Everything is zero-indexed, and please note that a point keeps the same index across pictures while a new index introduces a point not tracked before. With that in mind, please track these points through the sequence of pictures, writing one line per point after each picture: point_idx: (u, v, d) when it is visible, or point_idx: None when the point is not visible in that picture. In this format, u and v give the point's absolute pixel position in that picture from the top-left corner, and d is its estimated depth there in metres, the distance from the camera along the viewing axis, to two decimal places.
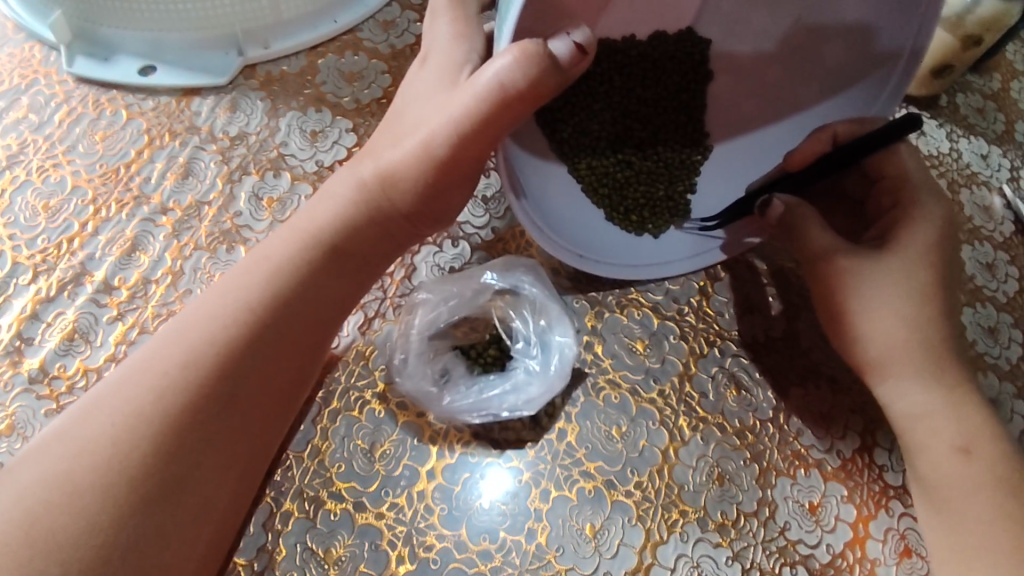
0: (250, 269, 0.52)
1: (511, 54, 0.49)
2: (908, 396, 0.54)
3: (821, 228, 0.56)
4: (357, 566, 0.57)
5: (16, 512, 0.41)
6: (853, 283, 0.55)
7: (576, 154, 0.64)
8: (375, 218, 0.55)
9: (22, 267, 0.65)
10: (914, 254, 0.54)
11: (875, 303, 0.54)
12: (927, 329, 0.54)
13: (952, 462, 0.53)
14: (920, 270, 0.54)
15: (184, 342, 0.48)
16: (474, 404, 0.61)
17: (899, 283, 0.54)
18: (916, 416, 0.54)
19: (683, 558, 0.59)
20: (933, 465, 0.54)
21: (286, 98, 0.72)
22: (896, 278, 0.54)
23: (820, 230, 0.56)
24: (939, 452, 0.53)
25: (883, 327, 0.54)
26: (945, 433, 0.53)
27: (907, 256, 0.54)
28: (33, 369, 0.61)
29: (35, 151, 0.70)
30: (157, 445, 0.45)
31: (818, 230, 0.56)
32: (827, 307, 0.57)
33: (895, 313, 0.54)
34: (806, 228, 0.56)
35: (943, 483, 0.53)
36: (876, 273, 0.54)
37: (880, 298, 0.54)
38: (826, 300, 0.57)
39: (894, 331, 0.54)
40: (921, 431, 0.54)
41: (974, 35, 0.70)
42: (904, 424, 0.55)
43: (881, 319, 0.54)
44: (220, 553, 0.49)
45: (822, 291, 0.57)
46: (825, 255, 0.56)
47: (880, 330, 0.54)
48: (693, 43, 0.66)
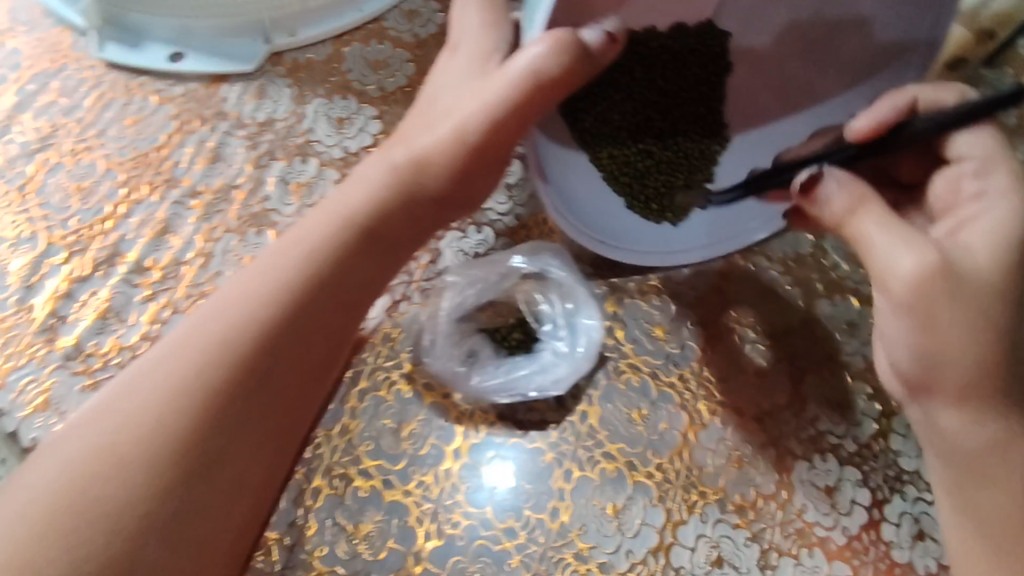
0: (285, 249, 0.53)
1: (545, 43, 0.52)
2: (979, 426, 0.47)
3: (889, 221, 0.48)
4: (385, 541, 0.59)
5: (62, 482, 0.43)
6: (944, 287, 0.46)
7: (597, 144, 0.64)
8: (407, 201, 0.57)
9: (55, 248, 0.67)
10: (1001, 254, 0.47)
11: (957, 315, 0.45)
12: (1004, 346, 0.46)
13: (1018, 495, 0.47)
14: (1005, 276, 0.46)
15: (225, 320, 0.50)
16: (502, 384, 0.63)
17: (985, 291, 0.46)
18: (988, 447, 0.47)
19: (703, 538, 0.61)
20: (997, 501, 0.47)
21: (313, 86, 0.73)
22: (981, 286, 0.46)
23: (888, 223, 0.48)
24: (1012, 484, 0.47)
25: (963, 345, 0.46)
26: (1021, 468, 0.46)
27: (989, 258, 0.47)
28: (68, 346, 0.63)
29: (66, 135, 0.71)
30: (198, 418, 0.46)
31: (887, 222, 0.48)
32: (914, 313, 0.46)
33: (977, 326, 0.45)
34: (874, 220, 0.48)
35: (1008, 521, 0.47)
36: (961, 277, 0.46)
37: (964, 308, 0.45)
38: (909, 307, 0.47)
39: (974, 347, 0.45)
40: (988, 464, 0.47)
41: (989, 30, 0.73)
42: (960, 457, 0.48)
43: (967, 331, 0.45)
44: (255, 529, 0.50)
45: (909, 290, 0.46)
46: (904, 255, 0.46)
47: (957, 347, 0.46)
48: (713, 35, 0.66)
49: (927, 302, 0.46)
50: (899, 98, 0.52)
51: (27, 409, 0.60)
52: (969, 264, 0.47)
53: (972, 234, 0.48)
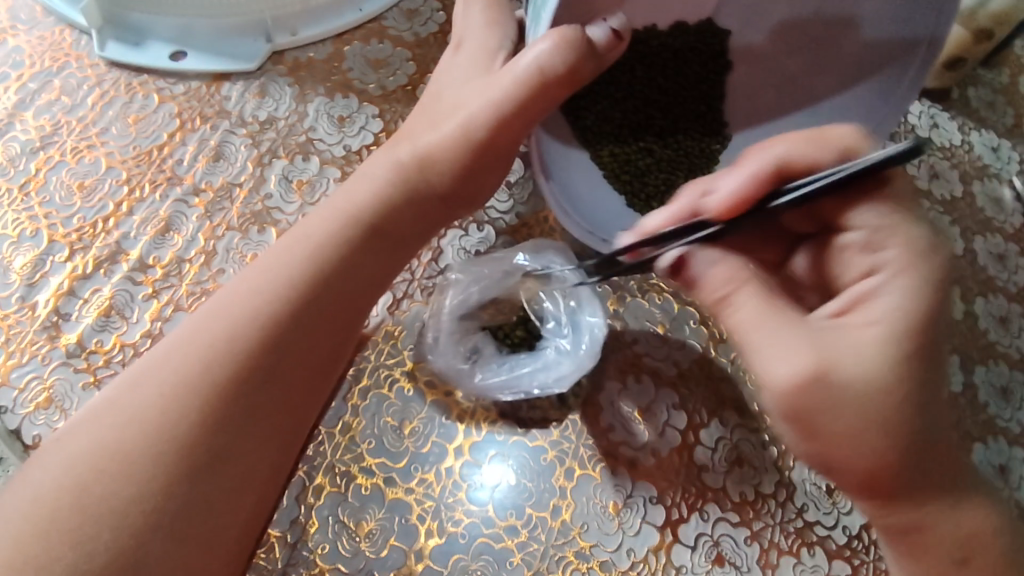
0: (290, 246, 0.53)
1: (550, 40, 0.52)
2: (890, 512, 0.44)
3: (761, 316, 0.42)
4: (387, 539, 0.59)
5: (68, 479, 0.43)
6: (816, 396, 0.40)
7: (599, 142, 0.65)
8: (411, 198, 0.57)
9: (58, 246, 0.67)
10: (893, 346, 0.41)
11: (850, 427, 0.40)
12: (913, 443, 0.41)
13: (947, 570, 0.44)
14: (898, 373, 0.40)
15: (230, 316, 0.50)
16: (505, 381, 0.63)
17: (867, 394, 0.40)
18: (902, 529, 0.44)
19: (704, 537, 0.61)
20: (920, 573, 0.45)
21: (314, 84, 0.74)
22: (862, 389, 0.40)
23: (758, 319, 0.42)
24: (937, 564, 0.44)
25: (860, 450, 0.41)
26: (946, 544, 0.43)
27: (875, 356, 0.40)
28: (71, 343, 0.63)
29: (68, 132, 0.71)
30: (203, 415, 0.46)
31: (762, 322, 0.42)
32: (795, 421, 0.42)
33: (872, 438, 0.40)
34: (751, 321, 0.42)
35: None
36: (838, 387, 0.40)
37: (856, 417, 0.40)
38: (793, 415, 0.42)
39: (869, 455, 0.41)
40: (906, 541, 0.44)
41: (987, 29, 0.71)
42: (887, 529, 0.45)
43: (860, 443, 0.41)
44: (258, 527, 0.50)
45: (788, 402, 0.41)
46: (782, 363, 0.41)
47: (850, 457, 0.41)
48: (713, 34, 0.68)
49: (811, 411, 0.41)
50: (761, 160, 0.42)
51: (29, 406, 0.60)
52: (849, 366, 0.40)
53: (863, 327, 0.41)
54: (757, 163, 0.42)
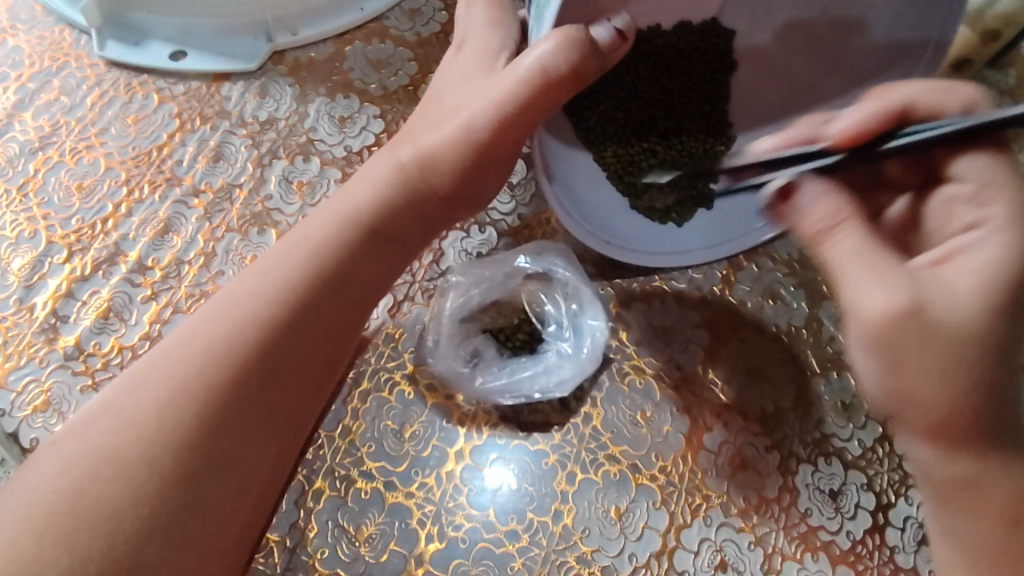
0: (289, 248, 0.53)
1: (553, 40, 0.51)
2: (948, 461, 0.41)
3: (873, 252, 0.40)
4: (387, 544, 0.58)
5: (62, 484, 0.42)
6: (912, 330, 0.39)
7: (602, 142, 0.64)
8: (411, 200, 0.56)
9: (56, 247, 0.66)
10: (993, 294, 0.40)
11: (931, 360, 0.39)
12: (982, 391, 0.39)
13: (999, 532, 0.41)
14: (994, 320, 0.39)
15: (228, 319, 0.49)
16: (506, 385, 0.62)
17: (959, 334, 0.39)
18: (961, 483, 0.41)
19: (707, 542, 0.60)
20: (972, 534, 0.42)
21: (315, 84, 0.73)
22: (954, 329, 0.39)
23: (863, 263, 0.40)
24: (986, 522, 0.41)
25: (931, 386, 0.39)
26: (997, 510, 0.40)
27: (968, 300, 0.40)
28: (69, 346, 0.62)
29: (67, 133, 0.71)
30: (200, 419, 0.46)
31: (867, 256, 0.40)
32: (880, 352, 0.40)
33: (960, 378, 0.39)
34: (851, 253, 0.40)
35: (979, 554, 0.41)
36: (933, 322, 0.39)
37: (938, 353, 0.39)
38: (870, 344, 0.40)
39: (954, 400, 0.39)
40: (957, 496, 0.41)
41: (993, 30, 0.70)
42: (933, 479, 0.42)
43: (940, 381, 0.39)
44: (256, 532, 0.50)
45: (870, 332, 0.40)
46: (879, 295, 0.39)
47: (929, 392, 0.40)
48: (717, 34, 0.67)
49: (898, 344, 0.39)
50: (886, 103, 0.44)
51: (26, 409, 0.60)
52: (947, 306, 0.40)
53: (958, 276, 0.41)
54: (888, 105, 0.44)
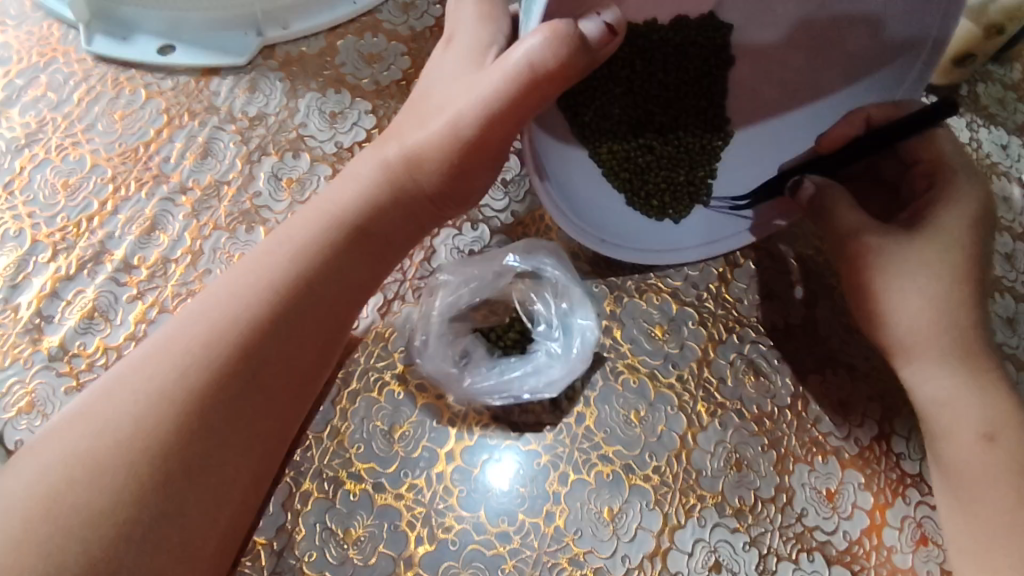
0: (273, 249, 0.52)
1: (542, 35, 0.50)
2: (927, 378, 0.54)
3: (845, 211, 0.56)
4: (376, 547, 0.58)
5: (39, 489, 0.42)
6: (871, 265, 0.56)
7: (597, 138, 0.62)
8: (399, 198, 0.55)
9: (42, 246, 0.65)
10: (941, 234, 0.55)
11: (886, 284, 0.55)
12: (955, 316, 0.54)
13: (975, 450, 0.52)
14: (945, 254, 0.54)
15: (208, 322, 0.48)
16: (495, 386, 0.61)
17: (920, 263, 0.54)
18: (937, 400, 0.54)
19: (700, 543, 0.59)
20: (950, 446, 0.54)
21: (305, 79, 0.72)
22: (909, 260, 0.54)
23: (841, 213, 0.56)
24: (961, 434, 0.53)
25: (906, 311, 0.55)
26: (968, 421, 0.53)
27: (923, 242, 0.55)
28: (53, 347, 0.62)
29: (53, 130, 0.70)
30: (178, 423, 0.45)
31: (854, 210, 0.56)
32: (856, 284, 0.57)
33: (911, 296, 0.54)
34: (835, 208, 0.56)
35: (954, 463, 0.53)
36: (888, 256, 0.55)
37: (908, 278, 0.54)
38: (855, 279, 0.57)
39: (910, 316, 0.54)
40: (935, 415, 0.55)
41: (998, 24, 0.69)
42: (922, 406, 0.55)
43: (906, 302, 0.54)
44: (240, 535, 0.49)
45: (850, 268, 0.57)
46: (858, 240, 0.56)
47: (901, 314, 0.55)
48: (715, 28, 0.63)
49: (869, 274, 0.56)
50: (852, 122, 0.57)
51: (10, 411, 0.59)
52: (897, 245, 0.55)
53: (920, 225, 0.55)
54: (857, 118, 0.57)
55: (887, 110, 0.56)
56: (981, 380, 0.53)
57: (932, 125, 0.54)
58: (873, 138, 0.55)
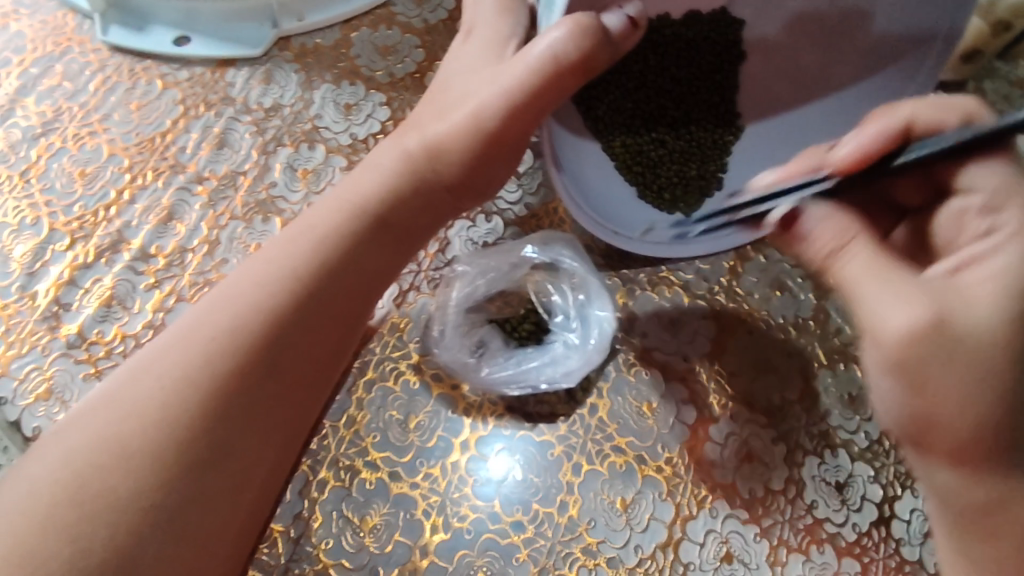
0: (295, 237, 0.52)
1: (565, 27, 0.51)
2: (960, 480, 0.43)
3: (876, 276, 0.43)
4: (392, 535, 0.58)
5: (65, 473, 0.42)
6: (927, 345, 0.40)
7: (611, 131, 0.63)
8: (418, 189, 0.56)
9: (59, 234, 0.66)
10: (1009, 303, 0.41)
11: (940, 369, 0.40)
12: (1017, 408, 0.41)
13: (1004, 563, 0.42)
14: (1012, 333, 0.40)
15: (231, 309, 0.49)
16: (512, 376, 0.62)
17: (978, 344, 0.40)
18: (985, 507, 0.42)
19: (712, 534, 0.60)
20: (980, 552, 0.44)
21: (320, 71, 0.72)
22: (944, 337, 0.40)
23: (873, 279, 0.43)
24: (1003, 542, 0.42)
25: (948, 403, 0.41)
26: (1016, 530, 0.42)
27: (915, 314, 0.41)
28: (71, 334, 0.62)
29: (69, 119, 0.70)
30: (203, 410, 0.45)
31: (886, 266, 0.43)
32: (905, 373, 0.41)
33: (967, 386, 0.40)
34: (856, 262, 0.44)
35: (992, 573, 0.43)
36: (956, 333, 0.40)
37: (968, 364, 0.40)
38: (874, 361, 0.43)
39: (970, 409, 0.40)
40: (982, 522, 0.43)
41: (1007, 21, 0.69)
42: (954, 505, 0.44)
43: (963, 397, 0.40)
44: (260, 521, 0.50)
45: (880, 349, 0.42)
46: (897, 310, 0.41)
47: (952, 411, 0.41)
48: (727, 24, 0.64)
49: (917, 363, 0.41)
50: (886, 123, 0.45)
51: (29, 398, 0.60)
52: (969, 315, 0.41)
53: (976, 292, 0.42)
54: (888, 124, 0.45)
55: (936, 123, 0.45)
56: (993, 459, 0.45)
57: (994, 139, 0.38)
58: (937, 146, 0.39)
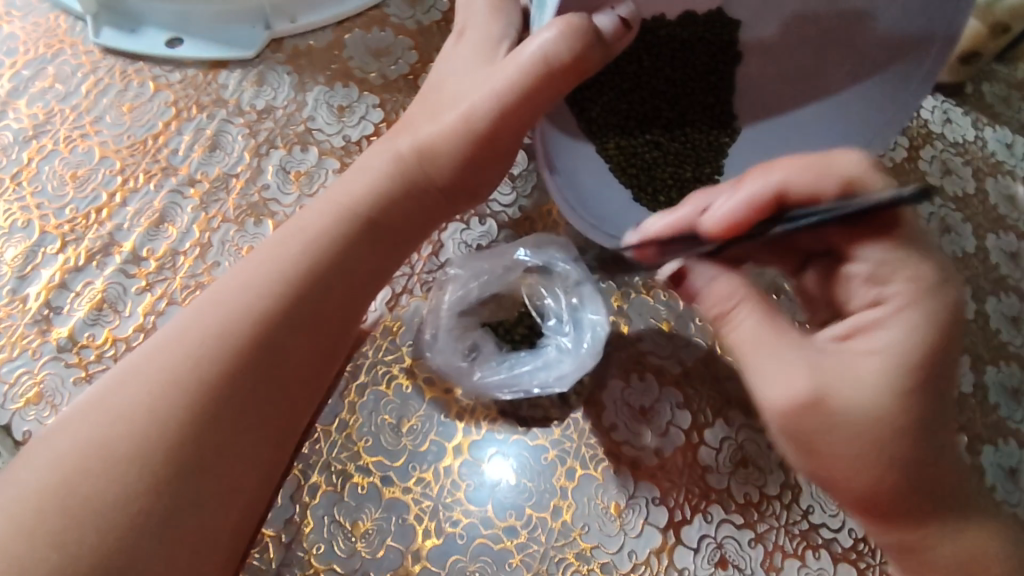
0: (286, 240, 0.52)
1: (556, 28, 0.51)
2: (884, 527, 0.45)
3: (763, 342, 0.43)
4: (384, 540, 0.58)
5: (53, 477, 0.42)
6: (810, 422, 0.42)
7: (605, 133, 0.63)
8: (410, 191, 0.55)
9: (50, 237, 0.65)
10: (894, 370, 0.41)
11: (827, 445, 0.42)
12: (914, 466, 0.42)
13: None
14: (894, 401, 0.41)
15: (221, 312, 0.48)
16: (505, 380, 0.61)
17: (860, 416, 0.41)
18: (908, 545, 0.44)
19: (707, 539, 0.60)
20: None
21: (313, 73, 0.72)
22: (836, 417, 0.41)
23: (759, 347, 0.43)
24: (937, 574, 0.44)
25: (850, 474, 0.42)
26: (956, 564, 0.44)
27: (797, 392, 0.42)
28: (62, 337, 0.62)
29: (62, 121, 0.70)
30: (192, 413, 0.45)
31: (774, 337, 0.43)
32: (796, 441, 0.43)
33: (862, 460, 0.41)
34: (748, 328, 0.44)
35: None
36: (832, 411, 0.41)
37: (852, 432, 0.41)
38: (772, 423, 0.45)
39: (866, 478, 0.42)
40: (915, 555, 0.45)
41: (1003, 23, 0.69)
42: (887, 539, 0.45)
43: (858, 468, 0.42)
44: (252, 526, 0.49)
45: (775, 418, 0.43)
46: (782, 384, 0.42)
47: (849, 478, 0.42)
48: (722, 24, 0.65)
49: (803, 432, 0.42)
50: (761, 186, 0.42)
51: (19, 402, 0.59)
52: (790, 384, 0.42)
53: (862, 368, 0.42)
54: (758, 190, 0.42)
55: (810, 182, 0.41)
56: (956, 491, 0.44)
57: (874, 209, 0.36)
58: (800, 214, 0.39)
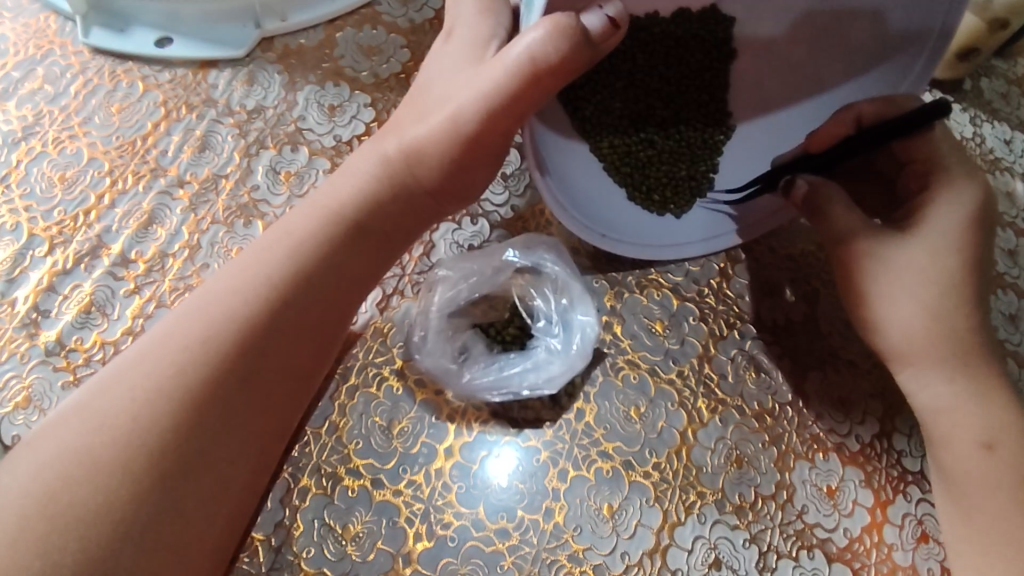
0: (271, 244, 0.51)
1: (543, 29, 0.50)
2: (925, 388, 0.54)
3: (845, 207, 0.54)
4: (374, 543, 0.57)
5: (35, 487, 0.41)
6: (871, 266, 0.54)
7: (598, 133, 0.62)
8: (398, 193, 0.55)
9: (38, 239, 0.65)
10: (938, 237, 0.53)
11: (885, 289, 0.54)
12: (949, 318, 0.53)
13: (974, 458, 0.52)
14: (937, 259, 0.52)
15: (205, 317, 0.48)
16: (495, 382, 0.61)
17: (909, 267, 0.53)
18: (936, 410, 0.54)
19: (700, 540, 0.59)
20: (949, 453, 0.54)
21: (304, 72, 0.71)
22: (900, 266, 0.53)
23: (842, 210, 0.54)
24: (961, 444, 0.53)
25: (904, 319, 0.53)
26: (968, 427, 0.53)
27: (865, 245, 0.54)
28: (50, 341, 0.62)
29: (50, 122, 0.70)
30: (176, 420, 0.45)
31: (849, 214, 0.54)
32: (859, 288, 0.55)
33: (913, 302, 0.53)
34: (828, 208, 0.55)
35: (962, 475, 0.53)
36: (887, 257, 0.53)
37: (900, 282, 0.53)
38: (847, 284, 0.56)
39: (919, 323, 0.53)
40: (944, 423, 0.54)
41: (1001, 19, 0.68)
42: (924, 409, 0.55)
43: (916, 317, 0.53)
44: (239, 530, 0.49)
45: (845, 271, 0.56)
46: (852, 240, 0.54)
47: (901, 325, 0.54)
48: (717, 21, 0.63)
49: (863, 279, 0.55)
50: (842, 117, 0.55)
51: (8, 406, 0.59)
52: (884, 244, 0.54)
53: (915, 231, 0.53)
54: (846, 118, 0.55)
55: (880, 106, 0.54)
56: (980, 385, 0.53)
57: (920, 129, 0.52)
58: (873, 133, 0.53)
